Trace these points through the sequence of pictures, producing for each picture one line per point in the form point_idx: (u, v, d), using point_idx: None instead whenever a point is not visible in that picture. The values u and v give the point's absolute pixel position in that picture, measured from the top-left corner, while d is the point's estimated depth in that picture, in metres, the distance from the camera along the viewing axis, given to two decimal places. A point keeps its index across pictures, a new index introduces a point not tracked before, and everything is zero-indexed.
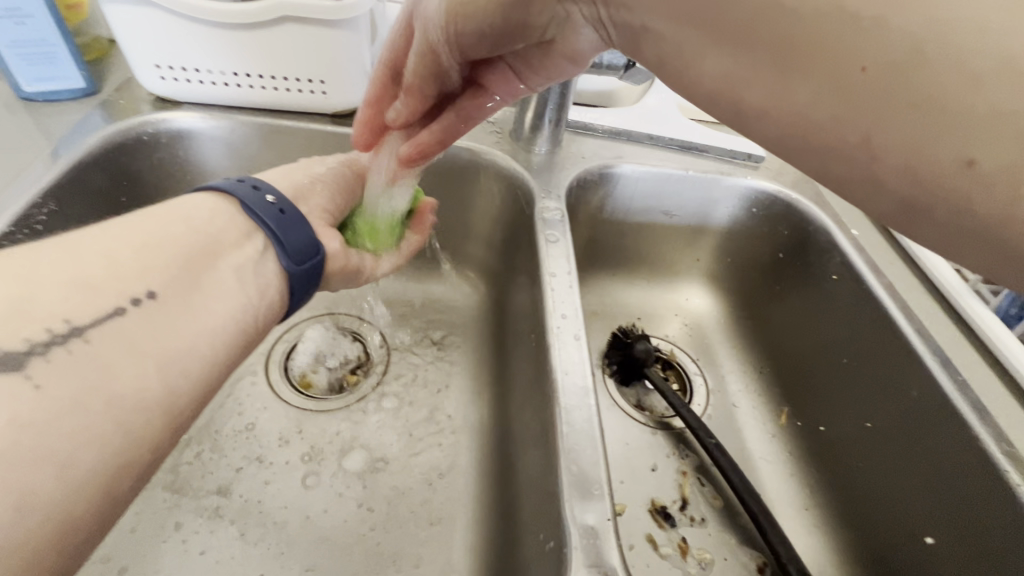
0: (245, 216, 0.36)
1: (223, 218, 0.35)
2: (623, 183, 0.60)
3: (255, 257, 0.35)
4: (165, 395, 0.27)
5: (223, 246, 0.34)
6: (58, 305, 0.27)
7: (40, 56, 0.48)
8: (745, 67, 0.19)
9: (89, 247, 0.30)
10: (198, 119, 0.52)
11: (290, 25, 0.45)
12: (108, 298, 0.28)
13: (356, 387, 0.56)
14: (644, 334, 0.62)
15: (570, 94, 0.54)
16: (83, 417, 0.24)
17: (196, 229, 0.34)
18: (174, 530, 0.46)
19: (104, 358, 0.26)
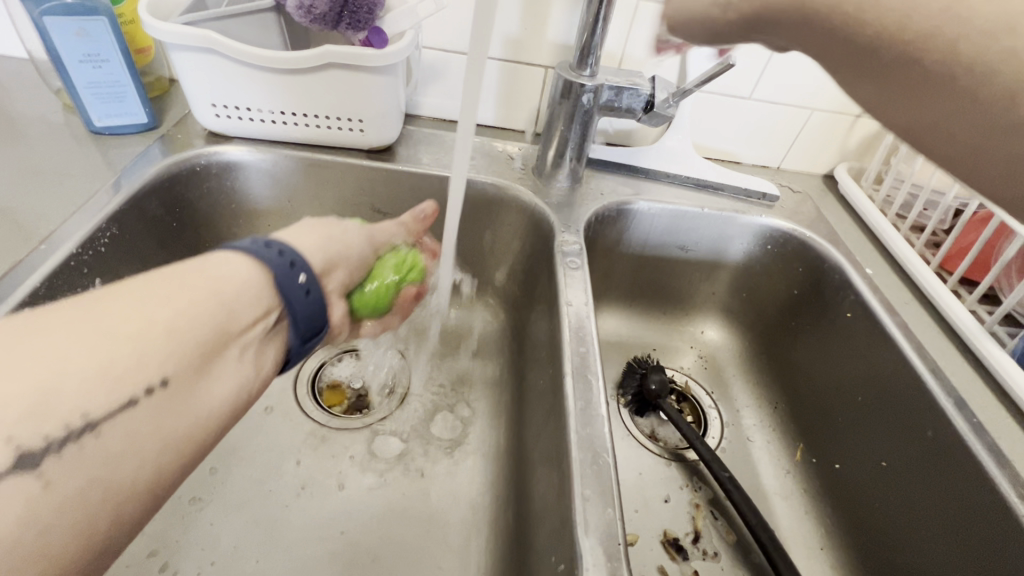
0: (269, 290, 0.37)
1: (250, 291, 0.36)
2: (640, 218, 0.62)
3: (264, 335, 0.37)
4: (156, 475, 0.30)
5: (240, 325, 0.35)
6: (74, 390, 0.27)
7: (111, 94, 0.54)
8: (937, 113, 0.24)
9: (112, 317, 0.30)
10: (246, 153, 0.56)
11: (334, 70, 0.50)
12: (126, 385, 0.29)
13: (377, 408, 0.58)
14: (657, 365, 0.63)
15: (590, 134, 0.57)
16: (83, 512, 0.26)
17: (220, 301, 0.34)
18: (198, 540, 0.48)
19: (105, 452, 0.28)
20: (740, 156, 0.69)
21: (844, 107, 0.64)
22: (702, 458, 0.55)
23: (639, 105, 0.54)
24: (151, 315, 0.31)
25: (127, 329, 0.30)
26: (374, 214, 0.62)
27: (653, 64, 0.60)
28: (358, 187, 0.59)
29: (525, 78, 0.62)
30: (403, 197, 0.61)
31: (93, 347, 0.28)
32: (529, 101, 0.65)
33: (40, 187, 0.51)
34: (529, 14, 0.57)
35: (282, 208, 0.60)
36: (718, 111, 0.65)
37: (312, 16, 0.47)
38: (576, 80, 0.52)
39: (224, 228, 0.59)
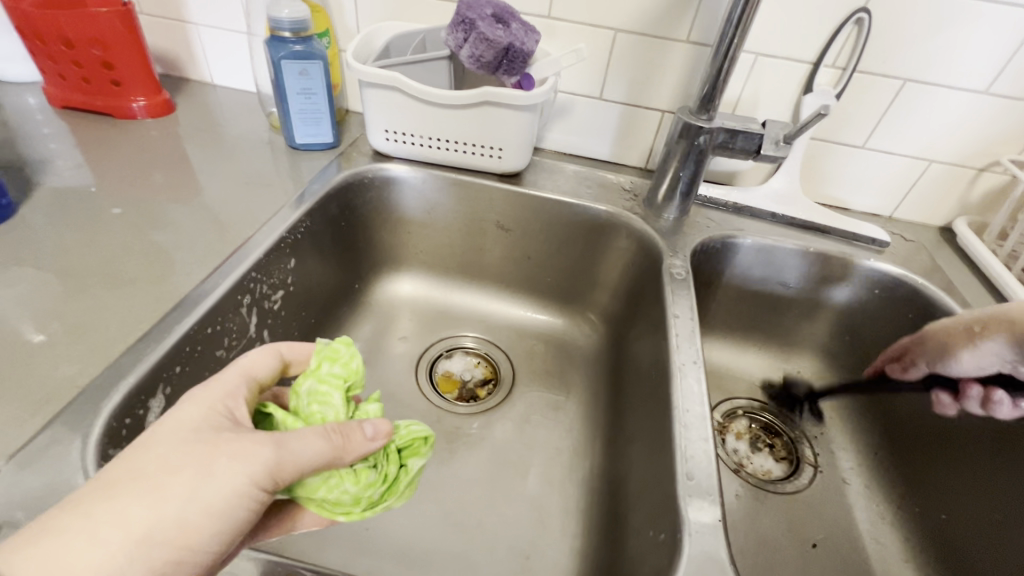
0: (236, 470, 0.31)
1: (227, 466, 0.31)
2: (744, 252, 0.66)
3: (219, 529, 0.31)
4: None
5: (208, 515, 0.30)
6: (94, 524, 0.28)
7: (311, 119, 0.68)
8: None
9: (123, 469, 0.30)
10: (405, 171, 0.68)
11: (487, 107, 0.60)
12: (112, 534, 0.28)
13: (485, 399, 0.65)
14: (742, 405, 0.66)
15: (701, 172, 0.62)
16: None
17: (199, 469, 0.30)
18: None
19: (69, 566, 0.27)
20: (848, 202, 0.71)
21: (966, 159, 0.64)
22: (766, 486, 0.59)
23: (751, 146, 0.59)
24: (137, 471, 0.30)
25: (121, 486, 0.29)
26: (498, 230, 0.71)
27: (766, 111, 0.65)
28: (488, 205, 0.69)
29: (643, 120, 0.70)
30: (525, 216, 0.69)
31: (101, 497, 0.29)
32: (644, 141, 0.72)
33: (254, 185, 0.65)
34: (653, 65, 0.65)
35: (423, 218, 0.71)
36: (828, 158, 0.68)
37: (480, 64, 0.57)
38: (695, 122, 0.58)
39: (374, 232, 0.71)
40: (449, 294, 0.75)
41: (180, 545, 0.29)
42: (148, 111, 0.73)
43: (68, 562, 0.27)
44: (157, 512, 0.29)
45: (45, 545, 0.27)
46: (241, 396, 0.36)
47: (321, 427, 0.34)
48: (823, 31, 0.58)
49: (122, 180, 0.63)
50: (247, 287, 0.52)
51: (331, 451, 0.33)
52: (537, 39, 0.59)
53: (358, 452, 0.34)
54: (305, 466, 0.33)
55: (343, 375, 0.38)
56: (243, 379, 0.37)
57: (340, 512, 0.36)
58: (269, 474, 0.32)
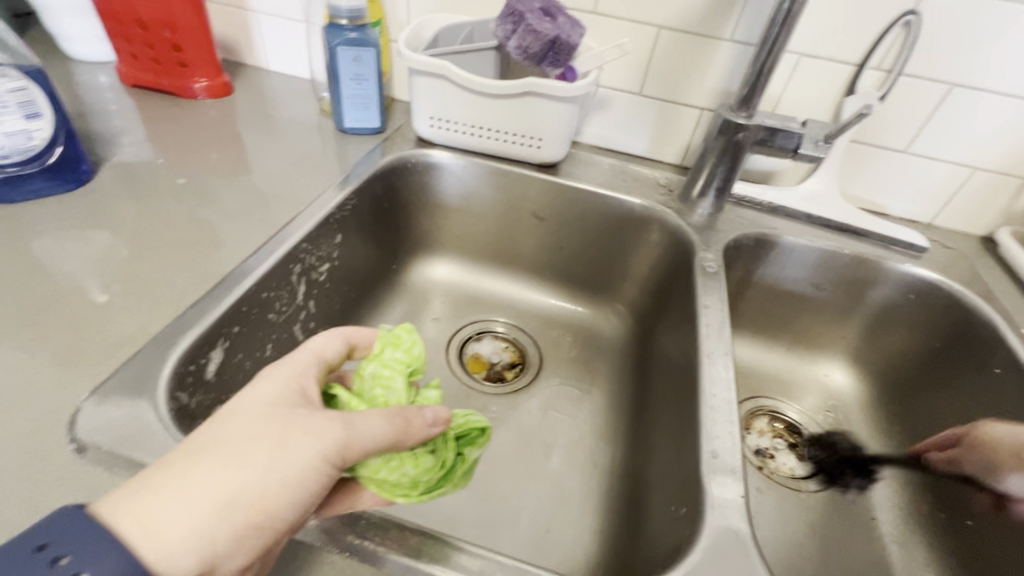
0: (311, 445, 0.32)
1: (303, 438, 0.32)
2: (777, 252, 0.66)
3: (291, 502, 0.31)
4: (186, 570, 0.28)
5: (282, 487, 0.31)
6: (186, 478, 0.29)
7: (361, 103, 0.71)
8: None
9: (208, 436, 0.31)
10: (447, 157, 0.71)
11: (530, 97, 0.62)
12: (200, 491, 0.29)
13: (512, 381, 0.67)
14: (768, 404, 0.67)
15: (737, 169, 0.63)
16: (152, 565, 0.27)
17: (277, 441, 0.31)
18: None
19: (160, 516, 0.28)
20: (887, 207, 0.71)
21: (1012, 168, 0.63)
22: (796, 486, 0.59)
23: (791, 145, 0.59)
24: (221, 437, 0.31)
25: (207, 449, 0.31)
26: (532, 219, 0.73)
27: (807, 112, 0.66)
28: (525, 194, 0.71)
29: (681, 117, 0.71)
30: (561, 207, 0.71)
31: (190, 459, 0.30)
32: (680, 137, 0.73)
33: (303, 165, 0.69)
34: (693, 62, 0.66)
35: (461, 204, 0.74)
36: (868, 162, 0.68)
37: (526, 55, 0.59)
38: (733, 118, 0.59)
39: (414, 215, 0.74)
40: (482, 279, 0.77)
41: (261, 511, 0.30)
42: (208, 92, 0.77)
43: (164, 518, 0.28)
44: (240, 478, 0.30)
45: (147, 499, 0.28)
46: (312, 374, 0.37)
47: (384, 410, 0.35)
48: (869, 33, 0.58)
49: (184, 155, 0.68)
50: (298, 257, 0.55)
51: (394, 433, 0.34)
52: (582, 33, 0.61)
53: (418, 437, 0.35)
54: (373, 445, 0.34)
55: (405, 360, 0.40)
56: (313, 358, 0.38)
57: (399, 496, 0.36)
58: (342, 449, 0.32)
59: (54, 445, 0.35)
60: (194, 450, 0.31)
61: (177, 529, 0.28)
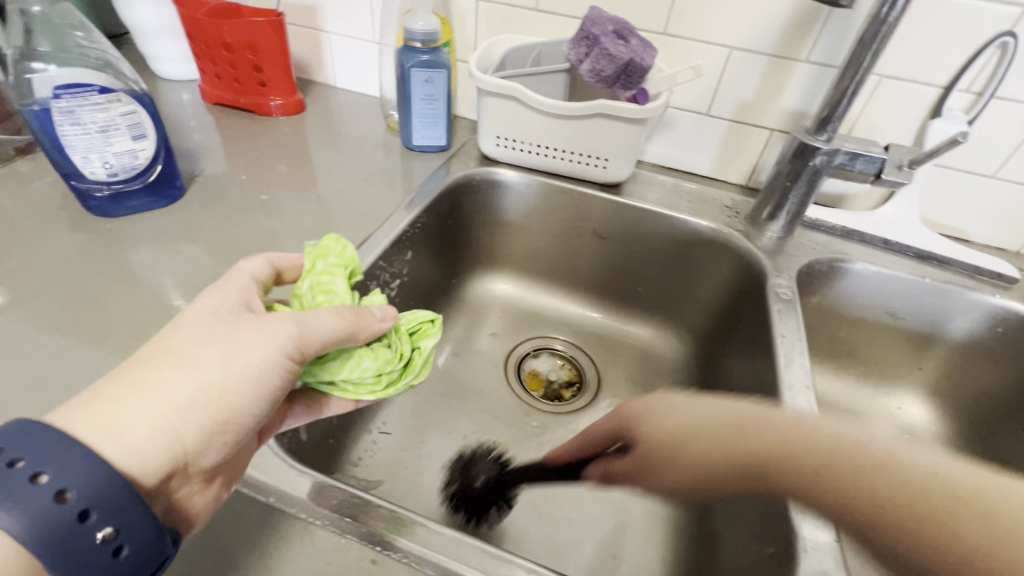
0: (263, 342, 0.34)
1: (252, 339, 0.34)
2: (850, 278, 0.64)
3: (249, 395, 0.34)
4: (162, 459, 0.31)
5: (242, 384, 0.34)
6: (145, 383, 0.32)
7: (429, 122, 0.72)
8: None
9: (158, 346, 0.34)
10: (511, 175, 0.72)
11: (599, 118, 0.62)
12: (163, 390, 0.32)
13: (572, 400, 0.67)
14: None
15: (811, 193, 0.61)
16: (132, 456, 0.30)
17: (228, 343, 0.34)
18: (427, 461, 0.58)
19: (128, 414, 0.31)
20: (970, 234, 0.67)
21: None
22: None
23: (871, 170, 0.57)
24: (168, 344, 0.34)
25: (157, 359, 0.33)
26: (593, 238, 0.73)
27: (886, 135, 0.63)
28: (587, 213, 0.71)
29: (750, 138, 0.70)
30: (624, 226, 0.71)
31: (146, 366, 0.33)
32: (747, 158, 0.72)
33: (372, 181, 0.71)
34: (766, 83, 0.65)
35: (522, 221, 0.74)
36: (951, 187, 0.65)
37: (599, 78, 0.59)
38: (811, 142, 0.57)
39: (476, 231, 0.75)
40: (540, 295, 0.78)
41: (225, 404, 0.33)
42: (283, 109, 0.81)
43: (126, 418, 0.30)
44: (200, 377, 0.33)
45: (106, 405, 0.31)
46: (254, 292, 0.39)
47: (334, 307, 0.37)
48: (960, 55, 0.56)
49: (262, 170, 0.71)
50: (373, 274, 0.57)
51: (346, 326, 0.37)
52: (655, 55, 0.61)
53: (370, 328, 0.38)
54: (323, 340, 0.36)
55: (340, 262, 0.42)
56: (247, 276, 0.39)
57: (365, 391, 0.40)
58: (292, 345, 0.35)
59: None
60: (146, 358, 0.33)
61: (141, 428, 0.31)
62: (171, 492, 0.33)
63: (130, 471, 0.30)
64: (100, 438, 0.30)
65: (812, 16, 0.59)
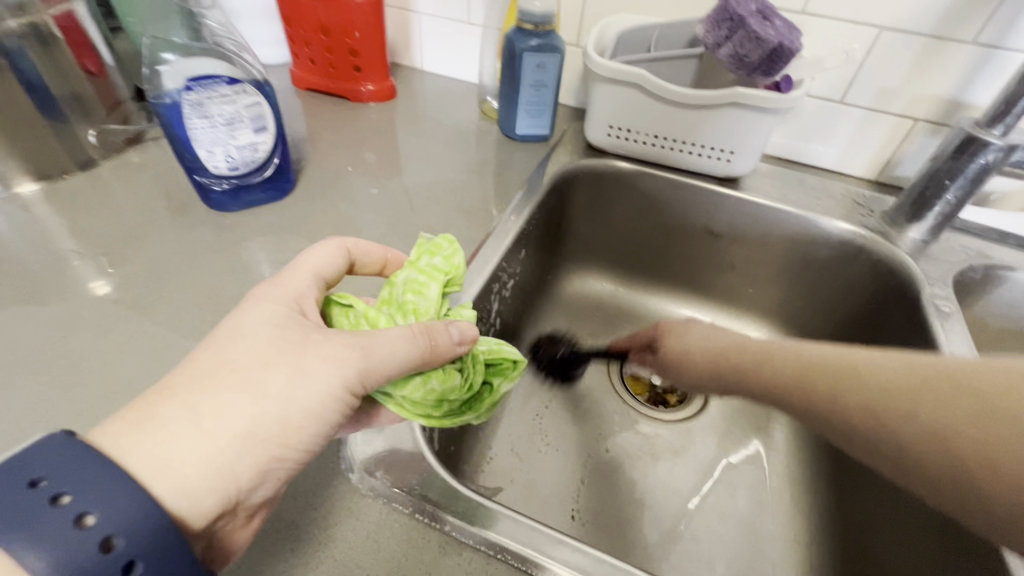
0: (325, 376, 0.32)
1: (316, 372, 0.32)
2: (1008, 288, 0.58)
3: (308, 430, 0.33)
4: (213, 496, 0.30)
5: (303, 419, 0.32)
6: (200, 411, 0.30)
7: (534, 110, 0.68)
8: None
9: (214, 367, 0.32)
10: (621, 168, 0.67)
11: (732, 108, 0.57)
12: (219, 423, 0.30)
13: (683, 408, 0.64)
14: None
15: (970, 194, 0.55)
16: (187, 490, 0.29)
17: (292, 375, 0.32)
18: (544, 468, 0.56)
19: (182, 446, 0.29)
20: None
21: None
22: None
23: None
24: (226, 363, 0.32)
25: (214, 381, 0.31)
26: (706, 235, 0.68)
27: None
28: (703, 209, 0.67)
29: (889, 128, 0.63)
30: (743, 225, 0.66)
31: (201, 390, 0.31)
32: (882, 151, 0.65)
33: (473, 173, 0.68)
34: (919, 68, 0.58)
35: (628, 216, 0.70)
36: None
37: (740, 64, 0.54)
38: (982, 137, 0.51)
39: (577, 226, 0.72)
40: (641, 294, 0.74)
41: (280, 440, 0.32)
42: (375, 95, 0.78)
43: (179, 451, 0.29)
44: (257, 410, 0.31)
45: (156, 431, 0.29)
46: (314, 294, 0.37)
47: (408, 328, 0.34)
48: None
49: (361, 160, 0.69)
50: (494, 275, 0.54)
51: (418, 353, 0.34)
52: (801, 38, 0.55)
53: (443, 355, 0.35)
54: (392, 368, 0.33)
55: (438, 272, 0.39)
56: (313, 277, 0.38)
57: (420, 415, 0.36)
58: (357, 378, 0.33)
59: (335, 474, 0.38)
60: (201, 379, 0.31)
61: (190, 460, 0.29)
62: (218, 529, 0.31)
63: (182, 507, 0.29)
64: (154, 471, 0.28)
65: None
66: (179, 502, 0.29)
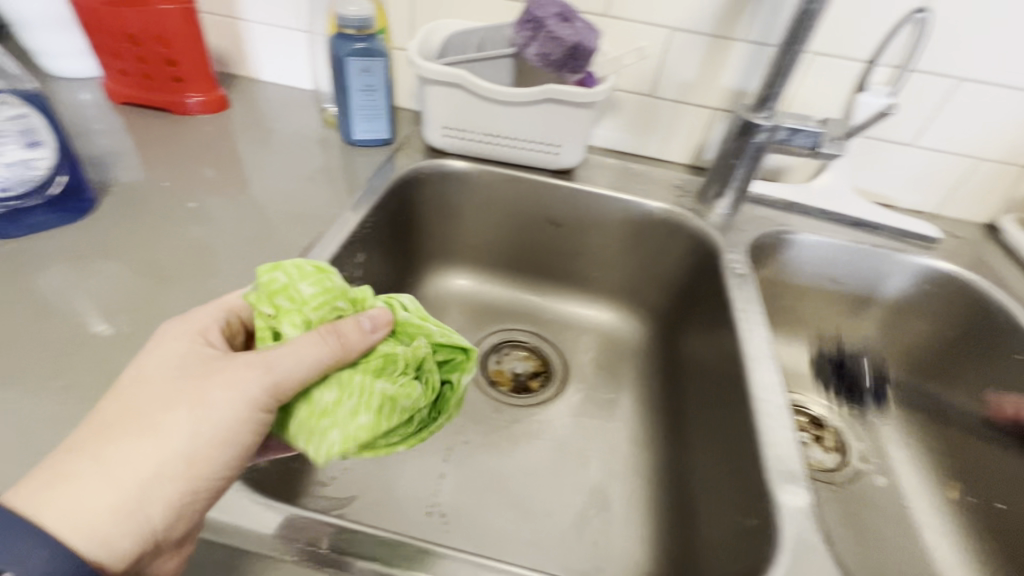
0: (234, 404, 0.32)
1: (222, 401, 0.32)
2: (795, 249, 0.67)
3: (220, 459, 0.33)
4: (126, 540, 0.30)
5: (209, 450, 0.32)
6: (106, 459, 0.31)
7: (370, 115, 0.68)
8: None
9: (117, 412, 0.32)
10: (461, 168, 0.69)
11: (548, 104, 0.61)
12: (124, 469, 0.30)
13: (541, 391, 0.67)
14: (794, 400, 0.67)
15: (755, 170, 0.63)
16: (101, 536, 0.29)
17: (195, 409, 0.32)
18: (399, 470, 0.56)
19: (90, 496, 0.30)
20: (895, 199, 0.72)
21: (1018, 158, 0.65)
22: (829, 479, 0.60)
23: (810, 144, 0.60)
24: (124, 406, 0.32)
25: (111, 427, 0.32)
26: (549, 226, 0.72)
27: (818, 109, 0.66)
28: (542, 201, 0.70)
29: (693, 117, 0.71)
30: (579, 213, 0.70)
31: (104, 438, 0.31)
32: (692, 138, 0.73)
33: (312, 181, 0.66)
34: (706, 64, 0.66)
35: (475, 214, 0.72)
36: (876, 156, 0.69)
37: (547, 62, 0.58)
38: (753, 120, 0.59)
39: (428, 228, 0.72)
40: (500, 288, 0.76)
41: (189, 473, 0.32)
42: (204, 107, 0.74)
43: (87, 500, 0.29)
44: (160, 447, 0.31)
45: (67, 485, 0.30)
46: (218, 326, 0.38)
47: (314, 332, 0.33)
48: (882, 30, 0.59)
49: (184, 174, 0.64)
50: None
51: (329, 352, 0.33)
52: (600, 38, 0.60)
53: (359, 344, 0.34)
54: (302, 377, 0.33)
55: (321, 295, 0.36)
56: (223, 310, 0.38)
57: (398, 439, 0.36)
58: (266, 397, 0.32)
59: None
60: (99, 426, 0.32)
61: (96, 507, 0.29)
62: (149, 568, 0.32)
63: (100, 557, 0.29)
64: (67, 525, 0.29)
65: None
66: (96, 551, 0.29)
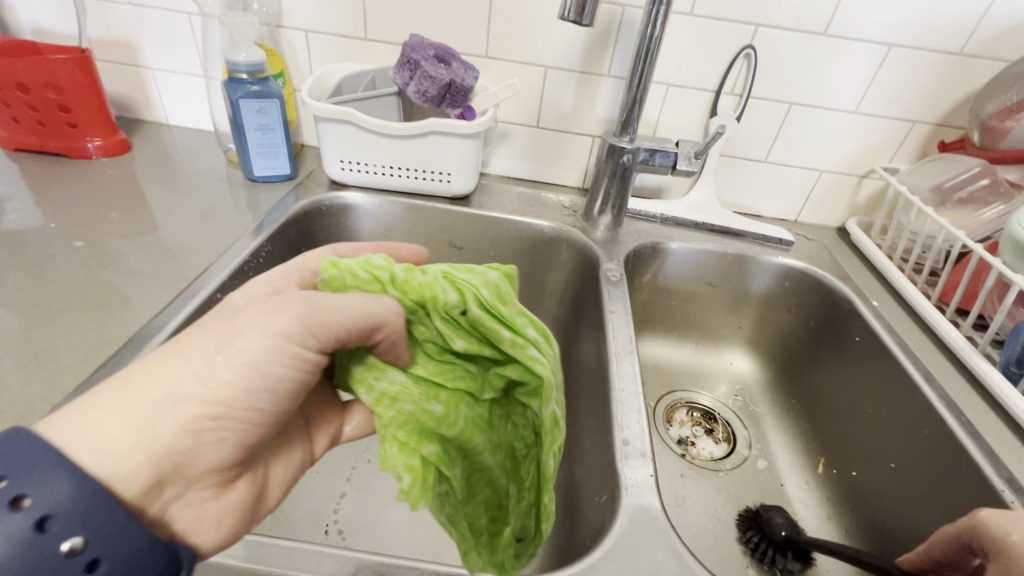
0: (263, 329, 0.33)
1: (251, 329, 0.33)
2: (672, 258, 0.74)
3: (252, 388, 0.33)
4: (133, 465, 0.30)
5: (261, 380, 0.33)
6: (140, 384, 0.32)
7: (269, 151, 0.72)
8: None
9: (162, 348, 0.34)
10: (360, 198, 0.73)
11: (432, 135, 0.66)
12: (161, 394, 0.31)
13: None
14: (684, 397, 0.73)
15: (627, 189, 0.70)
16: (108, 454, 0.30)
17: (227, 338, 0.33)
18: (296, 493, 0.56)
19: (101, 412, 0.31)
20: (760, 209, 0.81)
21: (850, 169, 0.75)
22: (715, 465, 0.64)
23: (669, 163, 0.67)
24: (190, 345, 0.33)
25: (173, 366, 0.32)
26: (450, 248, 0.76)
27: (681, 133, 0.75)
28: (440, 226, 0.75)
29: (575, 144, 0.78)
30: (476, 235, 0.75)
31: (151, 367, 0.32)
32: (578, 163, 0.80)
33: (211, 216, 0.68)
34: (579, 96, 0.74)
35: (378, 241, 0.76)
36: (736, 172, 0.78)
37: (425, 98, 0.63)
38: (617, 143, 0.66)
39: None
40: None
41: (216, 402, 0.32)
42: (103, 150, 0.75)
43: (104, 421, 0.30)
44: (197, 376, 0.32)
45: (83, 407, 0.31)
46: (296, 293, 0.41)
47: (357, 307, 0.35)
48: (719, 63, 0.69)
49: (77, 215, 0.65)
50: (214, 308, 0.55)
51: (368, 320, 0.35)
52: (476, 76, 0.66)
53: (399, 335, 0.35)
54: (340, 319, 0.34)
55: (367, 280, 0.38)
56: (296, 283, 0.42)
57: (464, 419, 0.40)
58: (301, 327, 0.34)
59: None
60: (169, 363, 0.33)
61: (116, 433, 0.30)
62: (151, 503, 0.32)
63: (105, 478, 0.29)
64: (74, 439, 0.29)
65: (604, 37, 0.69)
66: (104, 470, 0.29)
